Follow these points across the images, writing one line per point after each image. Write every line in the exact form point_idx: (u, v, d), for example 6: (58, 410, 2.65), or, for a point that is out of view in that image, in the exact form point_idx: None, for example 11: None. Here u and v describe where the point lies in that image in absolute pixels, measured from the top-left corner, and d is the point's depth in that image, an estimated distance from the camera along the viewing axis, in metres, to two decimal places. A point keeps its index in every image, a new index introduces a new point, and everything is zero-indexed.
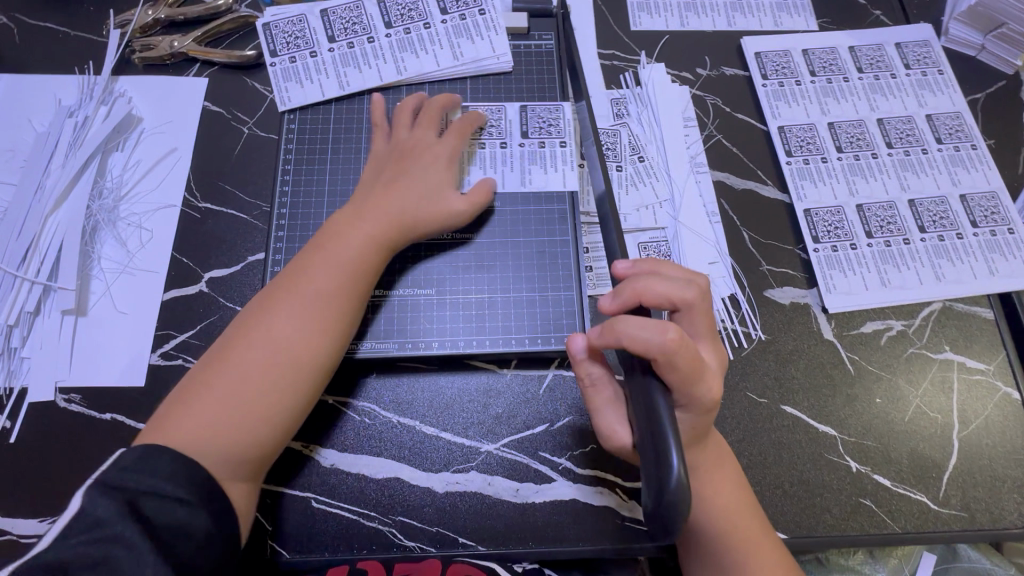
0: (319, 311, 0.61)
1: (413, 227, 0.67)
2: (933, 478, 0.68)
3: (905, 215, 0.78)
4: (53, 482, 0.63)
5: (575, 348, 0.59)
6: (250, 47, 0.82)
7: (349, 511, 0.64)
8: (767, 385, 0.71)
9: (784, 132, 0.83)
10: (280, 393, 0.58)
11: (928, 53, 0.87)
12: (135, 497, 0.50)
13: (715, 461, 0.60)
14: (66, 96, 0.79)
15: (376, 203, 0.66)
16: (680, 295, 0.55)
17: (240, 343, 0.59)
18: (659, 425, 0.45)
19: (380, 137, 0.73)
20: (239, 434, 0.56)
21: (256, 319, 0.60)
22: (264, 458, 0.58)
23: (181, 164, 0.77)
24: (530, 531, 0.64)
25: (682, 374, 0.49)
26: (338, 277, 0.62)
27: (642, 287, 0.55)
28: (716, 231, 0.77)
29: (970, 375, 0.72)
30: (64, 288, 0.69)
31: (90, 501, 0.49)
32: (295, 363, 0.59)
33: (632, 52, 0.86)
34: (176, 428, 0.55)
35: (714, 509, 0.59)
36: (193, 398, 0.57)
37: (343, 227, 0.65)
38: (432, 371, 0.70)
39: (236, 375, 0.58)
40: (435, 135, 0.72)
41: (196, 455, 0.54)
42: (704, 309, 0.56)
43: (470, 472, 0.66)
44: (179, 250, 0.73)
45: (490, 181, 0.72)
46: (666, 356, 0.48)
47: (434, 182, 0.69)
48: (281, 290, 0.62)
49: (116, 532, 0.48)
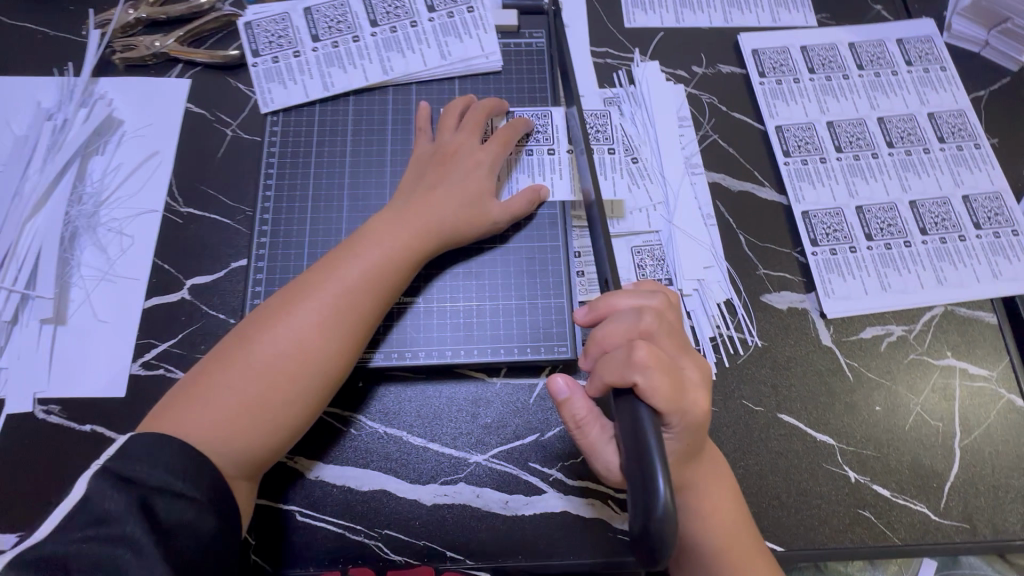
0: (350, 313, 0.58)
1: (445, 237, 0.65)
2: (934, 489, 0.66)
3: (907, 217, 0.76)
4: (33, 494, 0.62)
5: (556, 393, 0.54)
6: (233, 47, 0.80)
7: (334, 524, 0.63)
8: (764, 393, 0.69)
9: (782, 131, 0.81)
10: (301, 394, 0.55)
11: (930, 49, 0.85)
12: (146, 493, 0.46)
13: (709, 474, 0.58)
14: (44, 98, 0.77)
15: (412, 207, 0.64)
16: (641, 326, 0.52)
17: (264, 335, 0.55)
18: (645, 448, 0.43)
19: (422, 139, 0.71)
20: (254, 433, 0.53)
21: (284, 312, 0.56)
22: (273, 458, 0.55)
23: (163, 168, 0.75)
24: (521, 544, 0.63)
25: (667, 394, 0.48)
26: (374, 280, 0.59)
27: (598, 333, 0.54)
28: (712, 234, 0.75)
29: (972, 382, 0.70)
30: (42, 296, 0.67)
31: (99, 493, 0.45)
32: (319, 365, 0.56)
33: (625, 50, 0.84)
34: (188, 419, 0.51)
35: (706, 522, 0.57)
36: (210, 390, 0.53)
37: (381, 228, 0.62)
38: (420, 380, 0.68)
39: (257, 370, 0.54)
40: (478, 140, 0.70)
41: (207, 451, 0.51)
42: (670, 330, 0.54)
43: (458, 484, 0.64)
44: (160, 256, 0.71)
45: (540, 188, 0.70)
46: (646, 379, 0.47)
47: (471, 189, 0.66)
48: (311, 284, 0.58)
49: (123, 531, 0.43)
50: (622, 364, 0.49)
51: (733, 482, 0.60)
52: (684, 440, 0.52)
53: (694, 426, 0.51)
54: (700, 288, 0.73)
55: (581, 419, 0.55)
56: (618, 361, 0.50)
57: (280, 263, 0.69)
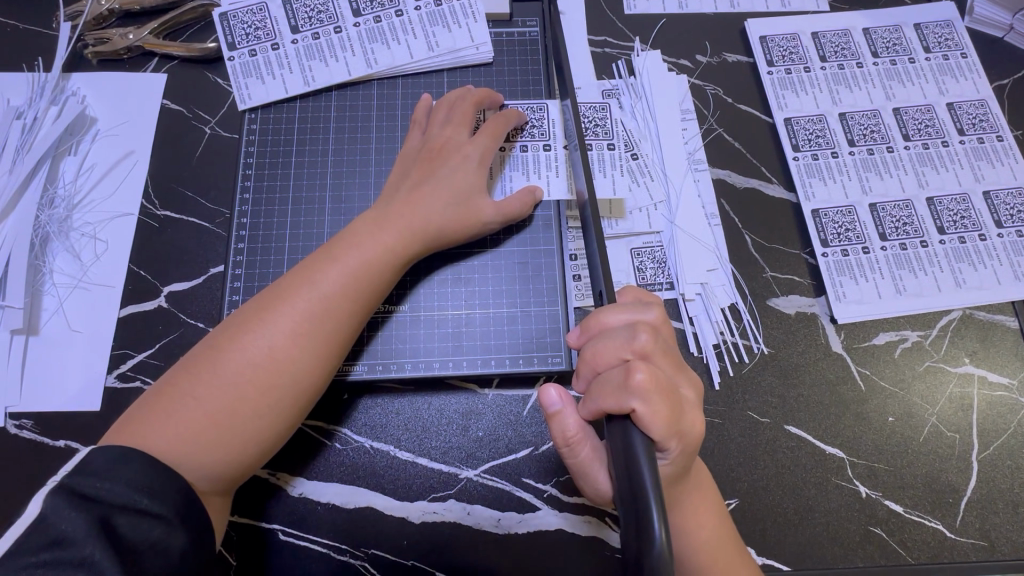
0: (325, 320, 0.54)
1: (432, 240, 0.61)
2: (950, 504, 0.63)
3: (923, 215, 0.72)
4: (5, 513, 0.59)
5: (548, 406, 0.50)
6: (211, 39, 0.76)
7: (319, 543, 0.60)
8: (770, 404, 0.65)
9: (792, 124, 0.76)
10: (276, 405, 0.52)
11: (949, 34, 0.80)
12: (106, 511, 0.42)
13: (693, 487, 0.53)
14: (14, 94, 0.73)
15: (397, 208, 0.60)
16: (637, 344, 0.48)
17: (237, 343, 0.52)
18: (637, 478, 0.40)
19: (415, 134, 0.67)
20: (225, 446, 0.50)
21: (256, 319, 0.53)
22: (246, 471, 0.52)
23: (139, 168, 0.72)
24: (514, 563, 0.60)
25: (667, 419, 0.44)
26: (352, 285, 0.56)
27: (591, 351, 0.50)
28: (716, 234, 0.71)
29: (991, 391, 0.66)
30: (13, 306, 0.64)
31: (55, 512, 0.41)
32: (294, 376, 0.53)
33: (625, 38, 0.80)
34: (154, 432, 0.48)
35: (693, 538, 0.52)
36: (176, 402, 0.50)
37: (361, 231, 0.59)
38: (408, 392, 0.65)
39: (226, 381, 0.51)
40: (469, 134, 0.65)
41: (174, 465, 0.48)
42: (666, 348, 0.50)
43: (448, 501, 0.61)
44: (137, 262, 0.68)
45: (536, 189, 0.66)
46: (644, 404, 0.44)
47: (462, 188, 0.62)
48: (287, 290, 0.55)
49: (81, 555, 0.40)
50: (618, 388, 0.46)
51: (715, 491, 0.56)
52: (679, 465, 0.48)
53: (690, 450, 0.48)
54: (703, 293, 0.69)
55: (571, 436, 0.50)
56: (613, 384, 0.46)
57: (260, 269, 0.66)
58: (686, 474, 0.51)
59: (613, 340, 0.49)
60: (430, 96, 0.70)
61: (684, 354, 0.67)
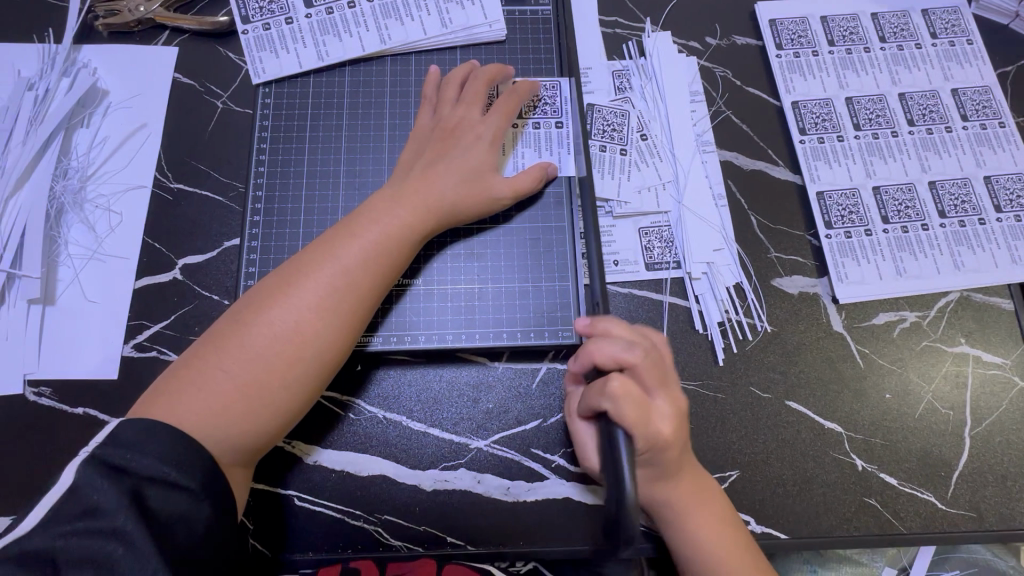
0: (344, 298, 0.55)
1: (445, 217, 0.62)
2: (942, 478, 0.65)
3: (925, 198, 0.74)
4: (29, 479, 0.61)
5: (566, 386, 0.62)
6: (222, 12, 0.76)
7: (334, 508, 0.62)
8: (772, 380, 0.67)
9: (799, 107, 0.77)
10: (300, 378, 0.53)
11: (956, 20, 0.80)
12: (137, 483, 0.44)
13: (695, 483, 0.59)
14: (24, 65, 0.73)
15: (411, 184, 0.61)
16: (627, 354, 0.53)
17: (260, 317, 0.53)
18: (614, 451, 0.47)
19: (425, 112, 0.68)
20: (252, 417, 0.51)
21: (277, 295, 0.54)
22: (270, 444, 0.54)
23: (152, 141, 0.72)
24: (522, 531, 0.62)
25: (635, 421, 0.51)
26: (369, 263, 0.57)
27: (588, 345, 0.55)
28: (722, 215, 0.72)
29: (985, 370, 0.69)
30: (29, 275, 0.65)
31: (88, 483, 0.43)
32: (316, 352, 0.54)
33: (635, 18, 0.80)
34: (183, 403, 0.50)
35: (696, 539, 0.57)
36: (203, 376, 0.51)
37: (376, 207, 0.60)
38: (420, 365, 0.66)
39: (251, 356, 0.52)
40: (480, 111, 0.66)
41: (204, 436, 0.49)
42: (657, 364, 0.55)
43: (459, 470, 0.63)
44: (152, 234, 0.69)
45: (548, 165, 0.68)
46: (614, 406, 0.51)
47: (473, 165, 0.64)
48: (308, 264, 0.56)
49: (112, 525, 0.42)
50: (597, 392, 0.52)
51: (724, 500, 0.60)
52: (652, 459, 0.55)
53: (664, 453, 0.55)
54: (709, 272, 0.70)
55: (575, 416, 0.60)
56: (595, 387, 0.53)
57: (275, 242, 0.66)
58: (679, 468, 0.57)
59: (604, 351, 0.54)
60: (439, 72, 0.70)
61: (689, 331, 0.68)
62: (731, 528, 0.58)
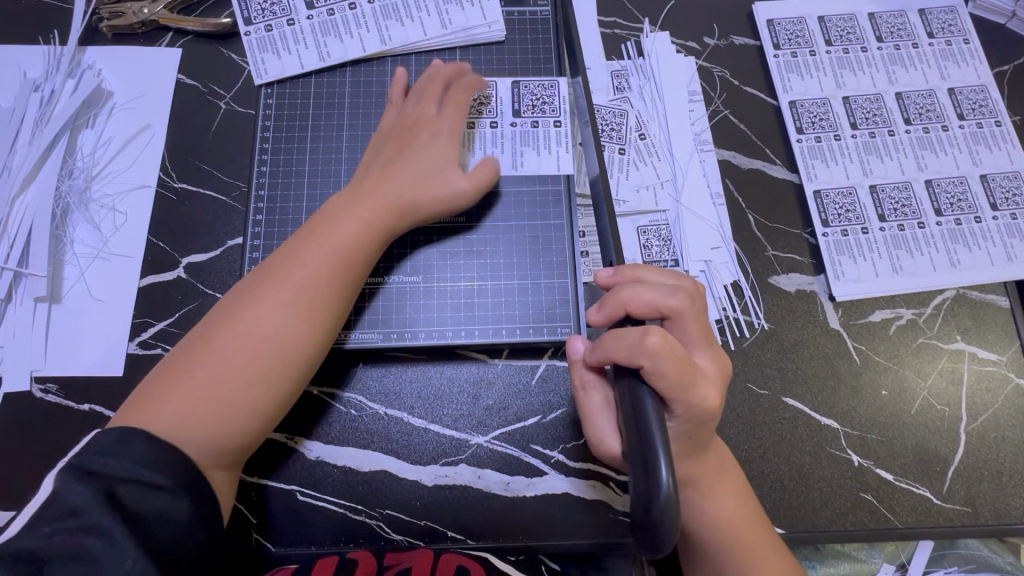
0: (308, 297, 0.56)
1: (412, 213, 0.62)
2: (937, 473, 0.66)
3: (921, 197, 0.74)
4: (34, 475, 0.62)
5: (571, 353, 0.58)
6: (225, 14, 0.77)
7: (336, 503, 0.63)
8: (769, 376, 0.68)
9: (796, 107, 0.78)
10: (269, 377, 0.54)
11: (953, 20, 0.81)
12: (113, 484, 0.45)
13: (719, 460, 0.57)
14: (30, 66, 0.74)
15: (373, 184, 0.62)
16: (670, 300, 0.53)
17: (226, 325, 0.54)
18: (645, 423, 0.43)
19: (387, 113, 0.68)
20: (224, 419, 0.52)
21: (242, 302, 0.55)
22: (249, 446, 0.55)
23: (156, 141, 0.73)
24: (521, 527, 0.63)
25: (674, 381, 0.47)
26: (330, 261, 0.58)
27: (625, 291, 0.53)
28: (720, 213, 0.73)
29: (981, 366, 0.69)
30: (36, 274, 0.66)
31: (64, 486, 0.44)
32: (284, 350, 0.55)
33: (634, 19, 0.80)
34: (155, 411, 0.51)
35: (712, 516, 0.56)
36: (174, 383, 0.52)
37: (338, 210, 0.61)
38: (421, 361, 0.67)
39: (219, 361, 0.53)
40: (434, 107, 0.66)
41: (177, 440, 0.50)
42: (697, 316, 0.54)
43: (459, 465, 0.64)
44: (155, 234, 0.70)
45: (490, 161, 0.66)
46: (654, 364, 0.47)
47: (432, 161, 0.63)
48: (271, 270, 0.57)
49: (92, 522, 0.43)
50: (632, 345, 0.48)
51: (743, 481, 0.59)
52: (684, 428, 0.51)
53: (698, 423, 0.52)
54: (707, 270, 0.71)
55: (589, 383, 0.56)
56: (629, 338, 0.49)
57: (277, 240, 0.67)
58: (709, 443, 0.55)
59: (643, 299, 0.53)
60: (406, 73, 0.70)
61: None
62: (748, 509, 0.58)
